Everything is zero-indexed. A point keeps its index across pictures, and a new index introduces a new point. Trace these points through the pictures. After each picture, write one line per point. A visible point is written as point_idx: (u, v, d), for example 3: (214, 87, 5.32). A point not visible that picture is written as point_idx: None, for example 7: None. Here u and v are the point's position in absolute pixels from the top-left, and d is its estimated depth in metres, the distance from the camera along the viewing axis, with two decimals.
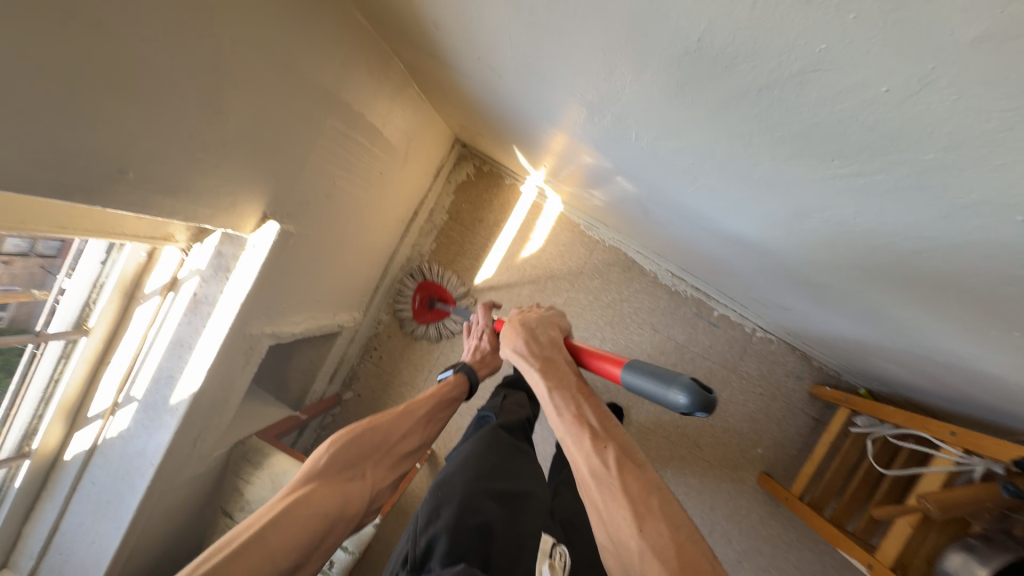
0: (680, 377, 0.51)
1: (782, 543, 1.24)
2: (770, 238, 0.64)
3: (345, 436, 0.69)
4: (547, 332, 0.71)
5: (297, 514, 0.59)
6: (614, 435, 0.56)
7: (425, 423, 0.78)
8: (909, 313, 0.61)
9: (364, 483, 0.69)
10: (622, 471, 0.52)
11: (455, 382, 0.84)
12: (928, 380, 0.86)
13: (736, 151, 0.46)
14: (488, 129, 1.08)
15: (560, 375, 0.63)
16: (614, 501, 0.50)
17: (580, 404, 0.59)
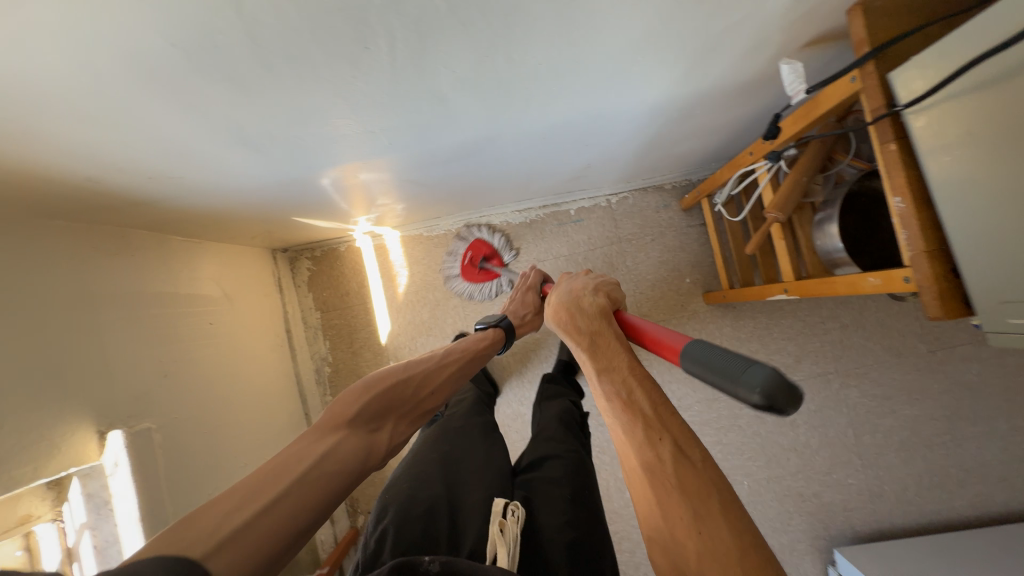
0: (754, 366, 0.46)
1: (762, 330, 1.33)
2: (479, 126, 0.71)
3: (375, 388, 0.71)
4: (591, 309, 0.77)
5: (332, 459, 0.59)
6: (668, 424, 0.57)
7: (454, 378, 0.83)
8: (609, 102, 0.70)
9: (388, 434, 0.69)
10: (673, 462, 0.54)
11: (485, 341, 0.92)
12: (711, 133, 0.95)
13: (337, 92, 0.51)
14: (278, 226, 1.11)
15: (610, 360, 0.65)
16: (666, 492, 0.52)
17: (635, 390, 0.60)
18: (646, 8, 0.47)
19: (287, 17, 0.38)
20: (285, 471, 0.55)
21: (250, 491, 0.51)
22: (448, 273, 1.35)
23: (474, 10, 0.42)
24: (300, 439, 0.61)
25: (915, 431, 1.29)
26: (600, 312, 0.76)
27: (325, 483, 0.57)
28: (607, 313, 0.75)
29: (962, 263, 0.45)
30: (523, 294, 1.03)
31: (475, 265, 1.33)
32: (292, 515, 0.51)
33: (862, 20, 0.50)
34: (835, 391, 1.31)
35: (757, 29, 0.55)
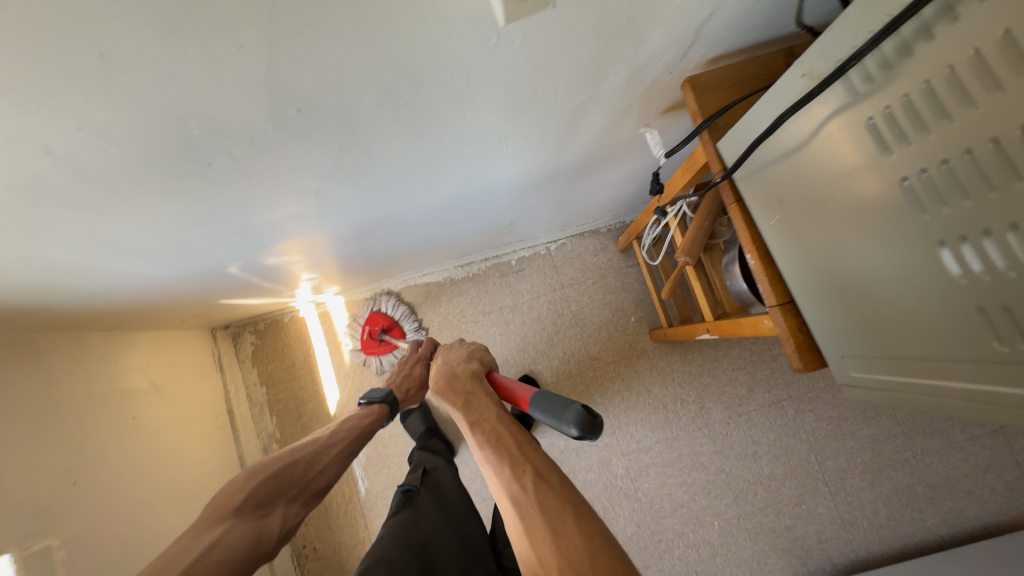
0: (567, 406, 0.49)
1: (711, 362, 1.33)
2: (374, 206, 0.73)
3: (260, 473, 0.68)
4: (467, 371, 0.67)
5: (222, 547, 0.58)
6: (530, 458, 0.53)
7: (345, 456, 0.77)
8: (497, 173, 0.72)
9: (282, 517, 0.67)
10: (535, 489, 0.50)
11: (371, 417, 0.83)
12: (620, 184, 0.99)
13: (197, 198, 0.51)
14: (208, 308, 1.10)
15: (478, 408, 0.60)
16: (529, 516, 0.48)
17: (499, 430, 0.57)
18: (486, 101, 0.49)
19: (104, 151, 0.39)
20: (177, 560, 0.54)
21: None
22: (353, 342, 1.36)
23: (304, 121, 0.43)
24: (181, 538, 0.58)
25: (876, 451, 1.28)
26: (473, 370, 0.67)
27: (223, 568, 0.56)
28: (482, 371, 0.67)
29: (810, 319, 0.46)
30: (409, 365, 0.94)
31: (374, 338, 1.32)
32: None
33: (692, 94, 0.54)
34: (791, 418, 1.30)
35: (607, 104, 0.58)
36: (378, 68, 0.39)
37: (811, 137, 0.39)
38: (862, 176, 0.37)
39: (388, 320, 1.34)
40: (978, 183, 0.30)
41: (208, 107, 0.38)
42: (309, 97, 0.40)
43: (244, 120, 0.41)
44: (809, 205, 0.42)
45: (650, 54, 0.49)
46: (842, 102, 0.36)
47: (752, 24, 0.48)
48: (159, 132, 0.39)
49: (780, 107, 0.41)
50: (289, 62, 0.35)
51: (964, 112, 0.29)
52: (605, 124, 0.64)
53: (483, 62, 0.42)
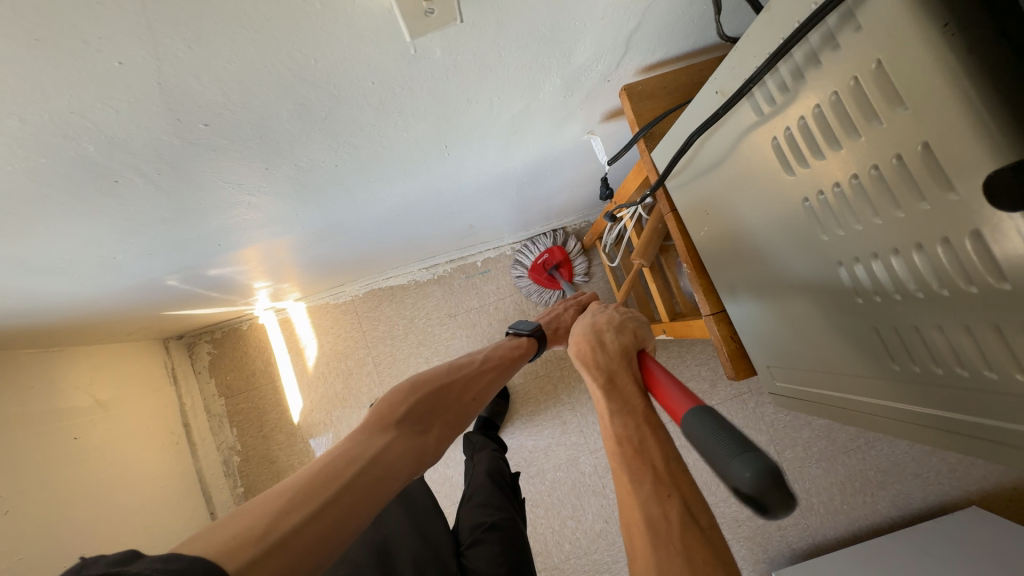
0: (747, 454, 0.33)
1: (676, 359, 1.36)
2: (319, 214, 0.70)
3: (419, 389, 0.66)
4: (615, 344, 0.59)
5: (387, 456, 0.56)
6: (680, 480, 0.44)
7: (492, 383, 0.72)
8: (445, 179, 0.71)
9: (435, 438, 0.64)
10: (680, 523, 0.41)
11: (520, 350, 0.76)
12: (578, 186, 0.99)
13: (111, 214, 0.48)
14: (156, 320, 1.05)
15: (624, 398, 0.52)
16: (669, 553, 0.40)
17: (647, 433, 0.47)
18: (417, 111, 0.48)
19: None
20: (338, 473, 0.51)
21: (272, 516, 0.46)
22: (518, 262, 1.34)
23: (215, 135, 0.41)
24: (348, 438, 0.57)
25: (831, 440, 1.33)
26: (625, 347, 0.59)
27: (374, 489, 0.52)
28: (632, 346, 0.58)
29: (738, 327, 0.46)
30: (561, 307, 0.81)
31: (546, 267, 1.29)
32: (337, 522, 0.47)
33: (629, 103, 0.53)
34: (752, 410, 1.34)
35: (547, 111, 0.57)
36: (290, 81, 0.37)
37: (716, 156, 0.38)
38: (760, 202, 0.35)
39: (565, 254, 1.31)
40: (848, 217, 0.28)
41: (99, 124, 0.35)
42: (218, 112, 0.38)
43: (145, 135, 0.38)
44: (725, 223, 0.41)
45: (582, 63, 0.48)
46: (747, 125, 0.33)
47: (682, 32, 0.48)
48: (47, 149, 0.36)
49: (690, 125, 0.40)
50: (185, 76, 0.33)
51: (830, 148, 0.27)
52: (548, 130, 0.63)
53: (405, 72, 0.41)
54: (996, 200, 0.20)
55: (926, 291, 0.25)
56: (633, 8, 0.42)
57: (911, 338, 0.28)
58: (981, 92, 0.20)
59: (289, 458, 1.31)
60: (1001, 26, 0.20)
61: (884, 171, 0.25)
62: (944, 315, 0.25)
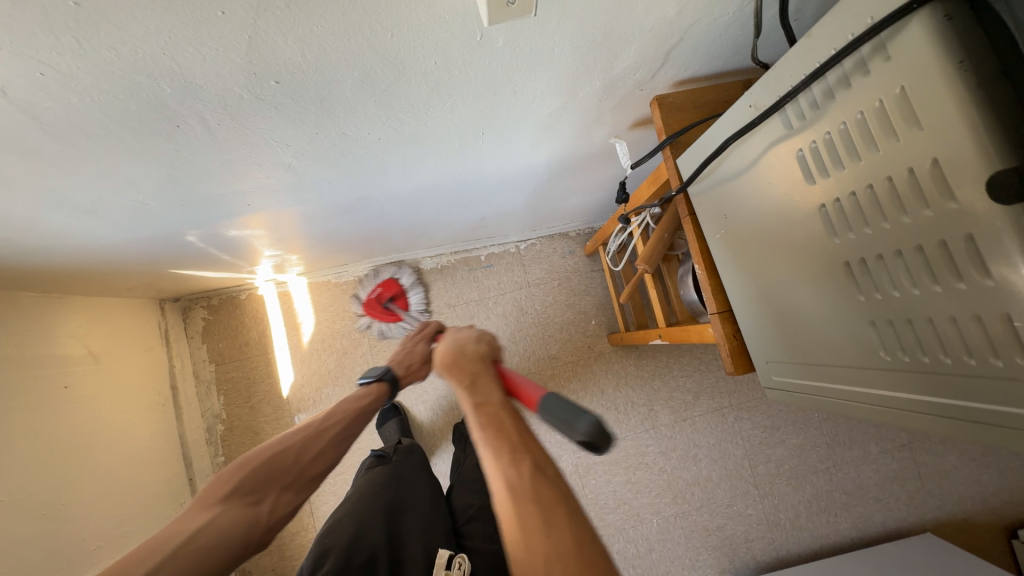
0: (579, 415, 0.48)
1: (663, 368, 1.40)
2: (344, 187, 0.72)
3: (248, 462, 0.68)
4: (475, 350, 0.65)
5: (210, 531, 0.59)
6: (535, 446, 0.51)
7: (342, 439, 0.78)
8: (472, 167, 0.74)
9: (270, 506, 0.67)
10: (532, 479, 0.48)
11: (372, 396, 0.84)
12: (591, 189, 1.03)
13: (161, 159, 0.50)
14: (158, 277, 1.04)
15: (484, 390, 0.57)
16: (527, 506, 0.46)
17: (507, 419, 0.54)
18: (465, 96, 0.51)
19: (66, 100, 0.38)
20: (154, 551, 0.54)
21: (147, 551, 0.54)
22: (357, 297, 1.35)
23: (283, 94, 0.43)
24: (170, 523, 0.59)
25: (802, 459, 1.39)
26: (482, 354, 0.64)
27: (206, 553, 0.57)
28: (490, 356, 0.65)
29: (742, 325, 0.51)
30: (411, 343, 0.90)
31: (379, 302, 1.32)
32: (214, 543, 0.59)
33: (659, 112, 0.58)
34: (730, 424, 1.39)
35: (581, 111, 0.61)
36: (362, 51, 0.40)
37: (740, 167, 0.42)
38: (777, 209, 0.39)
39: (399, 288, 1.34)
40: (859, 222, 0.32)
41: (182, 69, 0.37)
42: (292, 71, 0.41)
43: (218, 86, 0.40)
44: (741, 228, 0.45)
45: (624, 69, 0.52)
46: (776, 136, 0.37)
47: (717, 52, 0.52)
48: (128, 86, 0.38)
49: (720, 133, 0.44)
50: (272, 35, 0.36)
51: (848, 160, 0.31)
52: (577, 130, 0.67)
53: (465, 56, 0.44)
54: (998, 198, 0.24)
55: (926, 288, 0.29)
56: (680, 23, 0.46)
57: (905, 332, 0.32)
58: (994, 110, 0.24)
59: (274, 431, 1.30)
60: (1005, 66, 0.25)
61: (896, 181, 0.29)
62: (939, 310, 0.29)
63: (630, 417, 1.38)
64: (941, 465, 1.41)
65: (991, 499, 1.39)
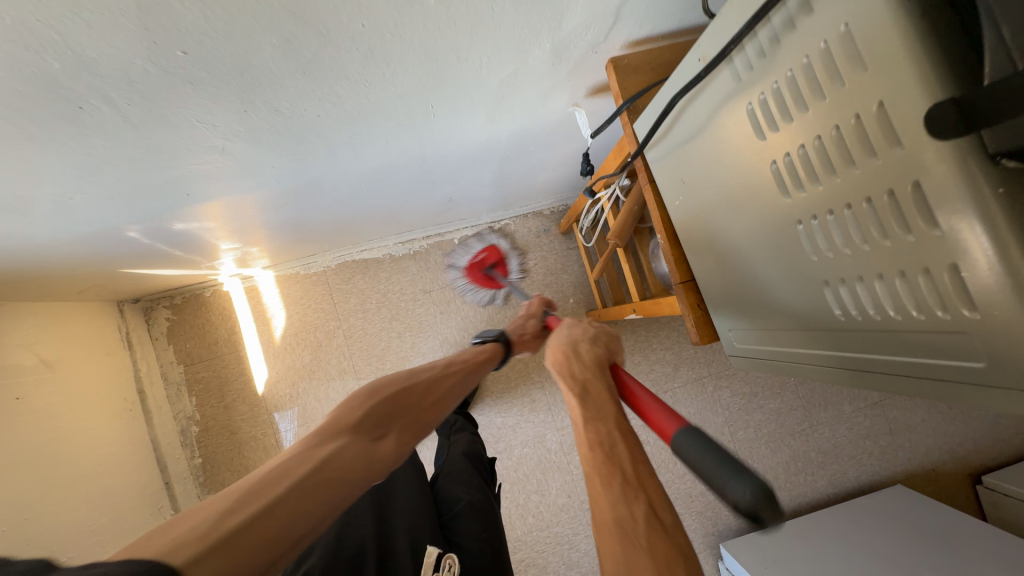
0: (742, 470, 0.38)
1: (643, 343, 1.41)
2: (292, 171, 0.68)
3: (378, 393, 0.63)
4: (589, 354, 0.60)
5: (339, 460, 0.50)
6: (651, 482, 0.45)
7: (456, 388, 0.73)
8: (427, 143, 0.70)
9: (391, 446, 0.59)
10: (646, 522, 0.42)
11: (485, 355, 0.81)
12: (560, 164, 1.00)
13: (72, 146, 0.46)
14: (110, 277, 0.99)
15: (597, 405, 0.52)
16: (635, 551, 0.41)
17: (616, 436, 0.48)
18: (404, 65, 0.48)
19: None
20: (296, 467, 0.46)
21: (268, 478, 0.44)
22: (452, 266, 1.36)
23: (194, 67, 0.40)
24: (297, 444, 0.51)
25: (780, 423, 1.42)
26: (599, 356, 0.60)
27: (330, 491, 0.47)
28: (603, 359, 0.60)
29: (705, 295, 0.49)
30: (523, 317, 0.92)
31: (482, 266, 1.32)
32: (332, 484, 0.47)
33: (614, 75, 0.55)
34: (710, 393, 1.41)
35: (533, 78, 0.58)
36: (274, 13, 0.36)
37: (695, 126, 0.40)
38: (730, 170, 0.38)
39: (502, 255, 1.34)
40: (809, 177, 0.30)
41: (67, 37, 0.33)
42: (198, 38, 0.37)
43: (116, 59, 0.36)
44: (698, 193, 0.43)
45: (573, 29, 0.49)
46: (728, 90, 0.35)
47: (668, 7, 0.49)
48: (6, 60, 0.34)
49: (674, 89, 0.41)
50: None
51: (796, 111, 0.30)
52: (533, 100, 0.64)
53: (392, 16, 0.40)
54: (938, 131, 0.22)
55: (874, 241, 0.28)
56: None
57: (858, 289, 0.30)
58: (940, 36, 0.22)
59: (251, 429, 1.28)
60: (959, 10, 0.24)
61: (842, 130, 0.27)
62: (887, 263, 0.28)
63: None
64: (911, 420, 1.46)
65: (956, 449, 1.46)
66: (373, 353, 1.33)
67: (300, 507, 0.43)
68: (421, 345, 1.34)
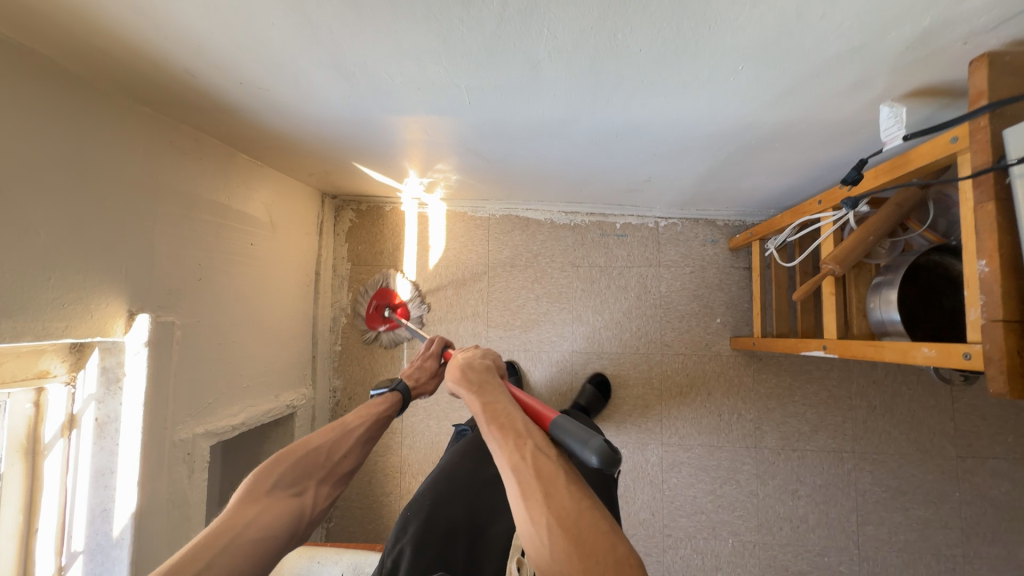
0: (591, 437, 0.55)
1: (784, 390, 1.28)
2: (554, 107, 0.71)
3: (285, 458, 0.72)
4: (481, 364, 0.76)
5: (252, 527, 0.63)
6: (531, 433, 0.61)
7: (363, 441, 0.83)
8: (691, 110, 0.69)
9: (311, 498, 0.72)
10: (533, 455, 0.57)
11: (386, 404, 0.89)
12: (784, 171, 0.93)
13: (441, 29, 0.52)
14: (337, 169, 1.13)
15: (490, 394, 0.69)
16: (526, 476, 0.55)
17: (508, 409, 0.65)
18: (765, 12, 0.46)
19: None
20: (212, 540, 0.59)
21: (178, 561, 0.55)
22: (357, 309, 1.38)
23: None
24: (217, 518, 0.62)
25: (924, 536, 1.21)
26: (489, 364, 0.77)
27: (245, 552, 0.60)
28: (492, 368, 0.77)
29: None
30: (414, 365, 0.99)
31: (380, 314, 1.35)
32: (244, 554, 0.60)
33: (986, 72, 0.49)
34: (846, 472, 1.24)
35: (868, 61, 0.53)
36: None
37: None
38: None
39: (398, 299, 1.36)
40: None
41: None
42: None
43: None
44: None
45: (971, 7, 0.44)
46: None
47: None
48: None
49: None
50: None
51: None
52: (841, 87, 0.59)
53: None
54: None
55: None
56: None
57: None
58: None
59: (387, 337, 1.41)
60: None
61: None
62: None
63: (732, 428, 1.29)
64: None
65: None
66: (508, 306, 1.38)
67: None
68: (554, 314, 1.36)
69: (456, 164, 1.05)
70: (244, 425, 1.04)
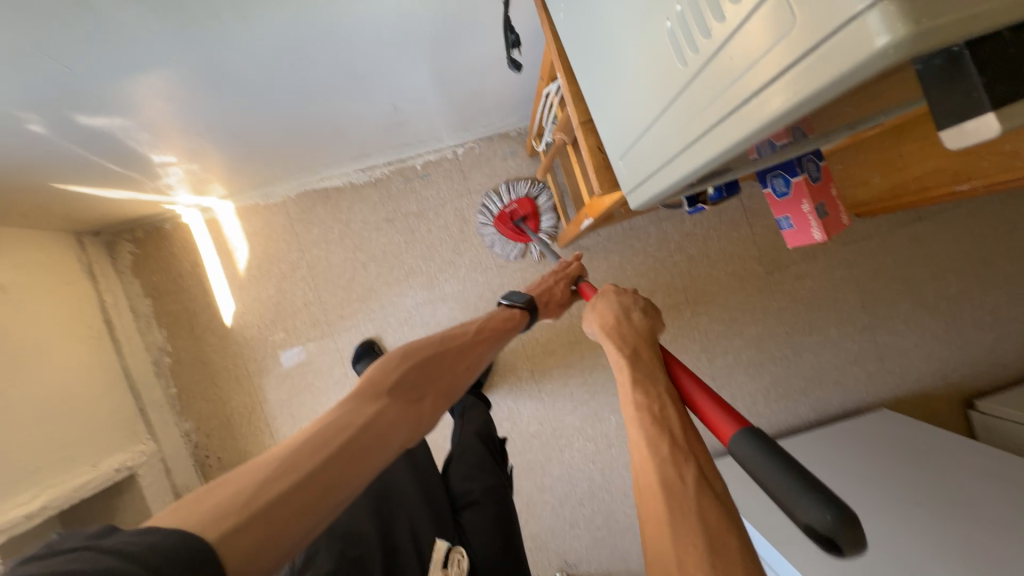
0: (815, 493, 0.36)
1: (617, 270, 1.35)
2: (188, 43, 0.64)
3: (408, 359, 0.69)
4: (639, 322, 0.66)
5: (375, 425, 0.58)
6: (699, 448, 0.48)
7: (480, 354, 0.78)
8: (330, 4, 0.64)
9: (430, 405, 0.67)
10: (695, 482, 0.45)
11: (513, 320, 0.85)
12: (505, 57, 0.92)
13: None
14: (56, 198, 0.98)
15: (645, 369, 0.57)
16: (684, 509, 0.43)
17: (664, 400, 0.52)
18: None
19: None
20: (339, 429, 0.55)
21: (304, 446, 0.51)
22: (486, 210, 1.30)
23: None
24: (342, 405, 0.59)
25: (760, 348, 1.38)
26: (646, 328, 0.65)
27: (371, 451, 0.55)
28: (652, 331, 0.65)
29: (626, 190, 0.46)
30: (551, 280, 0.93)
31: (512, 218, 1.29)
32: (371, 450, 0.55)
33: None
34: (687, 321, 1.37)
35: None
36: None
37: None
38: (643, 27, 0.33)
39: (535, 208, 1.30)
40: (698, 40, 0.28)
41: None
42: None
43: None
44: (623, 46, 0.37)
45: None
46: None
47: None
48: None
49: None
50: None
51: None
52: None
53: None
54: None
55: (760, 78, 0.25)
56: None
57: (749, 141, 0.28)
58: None
59: (223, 360, 1.30)
60: None
61: None
62: (773, 106, 0.25)
63: None
64: (902, 343, 1.39)
65: (950, 373, 1.40)
66: (339, 283, 1.32)
67: (346, 469, 0.51)
68: (386, 275, 1.32)
69: (187, 150, 0.94)
70: (52, 507, 0.92)
